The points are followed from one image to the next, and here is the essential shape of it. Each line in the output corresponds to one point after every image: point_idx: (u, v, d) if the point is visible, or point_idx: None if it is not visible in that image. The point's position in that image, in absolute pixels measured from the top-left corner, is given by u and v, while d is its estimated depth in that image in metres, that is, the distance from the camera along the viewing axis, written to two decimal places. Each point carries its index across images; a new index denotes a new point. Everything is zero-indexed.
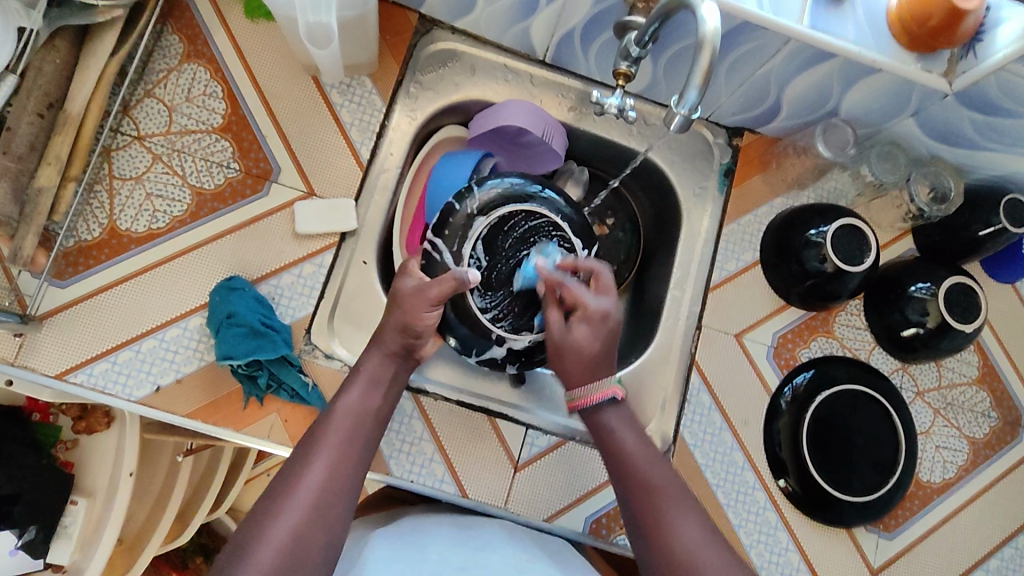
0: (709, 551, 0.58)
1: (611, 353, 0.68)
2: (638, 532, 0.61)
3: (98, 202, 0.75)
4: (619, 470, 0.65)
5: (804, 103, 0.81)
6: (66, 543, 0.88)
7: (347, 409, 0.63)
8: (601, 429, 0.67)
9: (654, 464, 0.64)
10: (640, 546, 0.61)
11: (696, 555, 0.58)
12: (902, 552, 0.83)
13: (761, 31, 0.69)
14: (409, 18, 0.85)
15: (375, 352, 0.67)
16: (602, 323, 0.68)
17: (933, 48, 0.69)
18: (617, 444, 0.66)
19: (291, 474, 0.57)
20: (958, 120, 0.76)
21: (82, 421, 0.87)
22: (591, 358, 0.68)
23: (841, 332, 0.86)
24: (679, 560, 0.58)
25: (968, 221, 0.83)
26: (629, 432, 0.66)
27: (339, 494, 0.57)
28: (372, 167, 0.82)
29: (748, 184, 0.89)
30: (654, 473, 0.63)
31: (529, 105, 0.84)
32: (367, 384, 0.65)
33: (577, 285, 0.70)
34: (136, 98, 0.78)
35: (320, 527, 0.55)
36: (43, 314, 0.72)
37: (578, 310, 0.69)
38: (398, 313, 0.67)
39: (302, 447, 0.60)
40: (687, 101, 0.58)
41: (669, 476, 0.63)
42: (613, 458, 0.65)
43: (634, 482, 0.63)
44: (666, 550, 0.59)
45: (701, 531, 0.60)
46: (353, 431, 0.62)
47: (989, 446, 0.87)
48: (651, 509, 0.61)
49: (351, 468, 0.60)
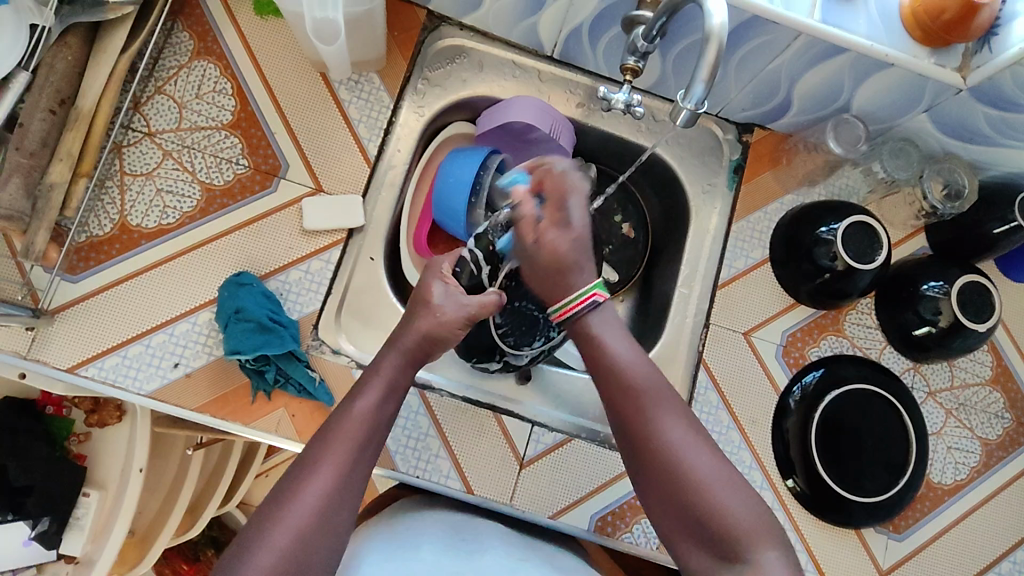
0: (701, 452, 0.56)
1: (586, 257, 0.65)
2: (626, 439, 0.59)
3: (109, 198, 0.76)
4: (603, 378, 0.61)
5: (816, 99, 0.80)
6: (78, 535, 0.88)
7: (360, 414, 0.57)
8: (585, 336, 0.64)
9: (641, 370, 0.60)
10: (629, 453, 0.59)
11: (687, 457, 0.56)
12: (912, 554, 0.82)
13: (771, 25, 0.69)
14: (417, 15, 0.85)
15: (393, 354, 0.62)
16: (579, 225, 0.66)
17: (947, 42, 0.68)
18: (599, 350, 0.62)
19: (295, 481, 0.53)
20: (973, 116, 0.75)
21: (96, 414, 0.88)
22: (565, 264, 0.65)
23: (851, 330, 0.85)
24: (670, 464, 0.56)
25: (982, 219, 0.81)
26: (613, 336, 0.63)
27: (342, 506, 0.54)
28: (380, 163, 0.83)
29: (759, 180, 0.88)
30: (637, 373, 0.60)
31: (537, 101, 0.84)
32: (384, 390, 0.60)
33: (552, 180, 0.68)
34: (147, 94, 0.79)
35: (322, 538, 0.52)
36: (56, 308, 0.73)
37: (552, 206, 0.67)
38: (427, 318, 0.63)
39: (310, 450, 0.56)
40: (694, 96, 0.58)
41: (657, 380, 0.60)
42: (598, 366, 0.62)
43: (618, 387, 0.60)
44: (656, 456, 0.57)
45: (691, 432, 0.57)
46: (365, 438, 0.56)
47: (1002, 448, 0.86)
48: (637, 415, 0.58)
49: (358, 476, 0.55)
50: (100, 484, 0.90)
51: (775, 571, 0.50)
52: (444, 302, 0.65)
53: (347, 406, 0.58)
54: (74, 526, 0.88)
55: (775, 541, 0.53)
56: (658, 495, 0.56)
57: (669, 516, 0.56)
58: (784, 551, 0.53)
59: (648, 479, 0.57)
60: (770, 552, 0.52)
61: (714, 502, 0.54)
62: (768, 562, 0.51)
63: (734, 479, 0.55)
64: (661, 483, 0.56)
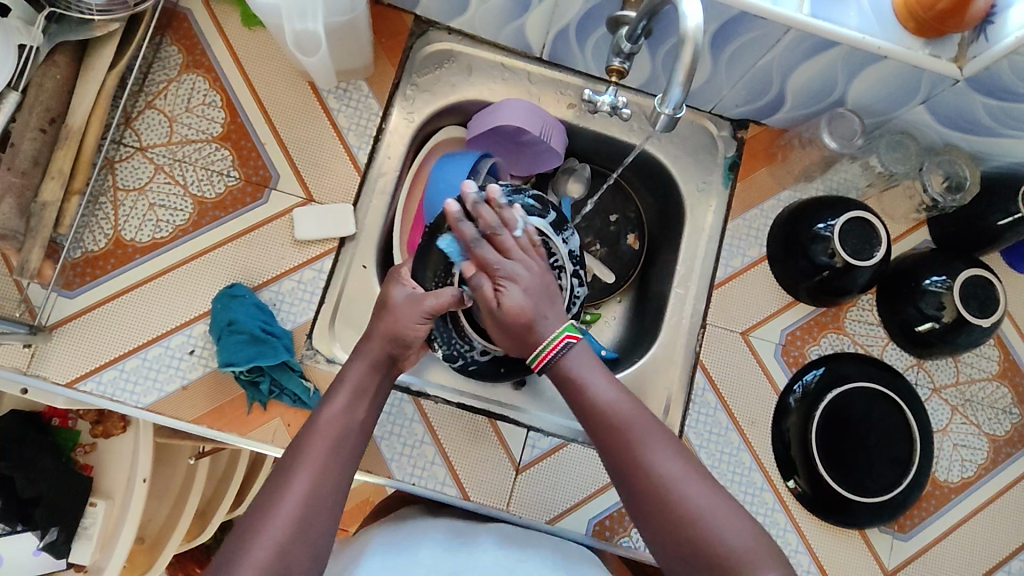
0: (692, 481, 0.55)
1: (546, 306, 0.62)
2: (616, 476, 0.57)
3: (103, 213, 0.77)
4: (591, 420, 0.59)
5: (810, 92, 0.78)
6: (88, 543, 0.90)
7: (331, 421, 0.58)
8: (562, 375, 0.61)
9: (624, 406, 0.58)
10: (621, 489, 0.57)
11: (678, 489, 0.54)
12: (918, 554, 0.80)
13: (760, 21, 0.67)
14: (405, 21, 0.85)
15: (359, 361, 0.62)
16: (529, 277, 0.62)
17: (941, 32, 0.66)
18: (582, 390, 0.60)
19: (271, 493, 0.54)
20: (971, 106, 0.73)
21: (100, 426, 0.90)
22: (526, 318, 0.60)
23: (852, 328, 0.84)
24: (661, 500, 0.54)
25: (985, 210, 0.79)
26: (591, 372, 0.60)
27: (321, 513, 0.54)
28: (370, 171, 0.82)
29: (754, 177, 0.86)
30: (621, 407, 0.58)
31: (528, 103, 0.83)
32: (352, 394, 0.60)
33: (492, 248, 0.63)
34: (137, 109, 0.79)
35: (302, 546, 0.52)
36: (53, 324, 0.74)
37: (500, 269, 0.62)
38: (389, 322, 0.63)
39: (284, 461, 0.56)
40: (671, 100, 0.58)
41: (641, 413, 0.58)
42: (579, 402, 0.60)
43: (606, 429, 0.58)
44: (648, 492, 0.55)
45: (680, 462, 0.56)
46: (339, 442, 0.57)
47: (1010, 444, 0.84)
48: (623, 451, 0.56)
49: (336, 484, 0.55)
50: (107, 494, 0.92)
51: None
52: (404, 303, 0.64)
53: (317, 416, 0.59)
54: (82, 535, 0.90)
55: (775, 563, 0.52)
56: (653, 531, 0.55)
57: (666, 551, 0.55)
58: (783, 570, 0.52)
59: (641, 516, 0.56)
60: (772, 574, 0.51)
61: (710, 532, 0.53)
62: None
63: (726, 503, 0.54)
64: (655, 519, 0.55)
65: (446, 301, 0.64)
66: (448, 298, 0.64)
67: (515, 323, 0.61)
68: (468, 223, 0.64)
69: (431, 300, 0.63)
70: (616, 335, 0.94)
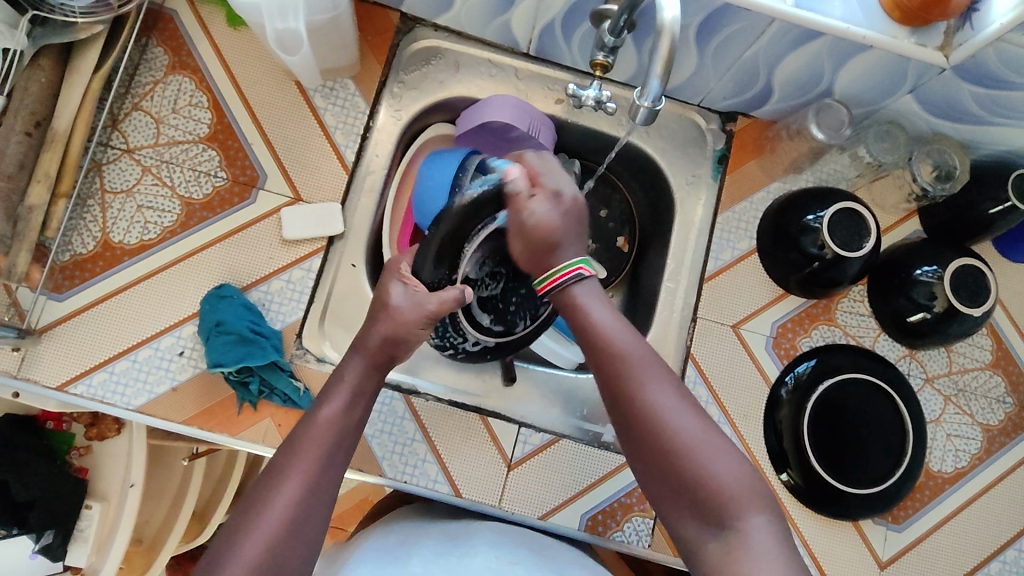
0: (687, 414, 0.55)
1: (574, 234, 0.65)
2: (613, 407, 0.58)
3: (91, 216, 0.77)
4: (591, 348, 0.60)
5: (797, 83, 0.78)
6: (82, 547, 0.91)
7: (326, 421, 0.58)
8: (570, 304, 0.63)
9: (624, 336, 0.59)
10: (617, 421, 0.58)
11: (672, 422, 0.55)
12: (912, 545, 0.80)
13: (744, 13, 0.67)
14: (391, 18, 0.85)
15: (357, 360, 0.63)
16: (567, 200, 0.66)
17: (927, 20, 0.66)
18: (585, 319, 0.61)
19: (263, 495, 0.53)
20: (959, 95, 0.72)
21: (94, 428, 0.90)
22: (550, 238, 0.65)
23: (843, 319, 0.84)
24: (655, 432, 0.55)
25: (976, 199, 0.79)
26: (596, 305, 0.62)
27: (314, 514, 0.53)
28: (358, 169, 0.82)
29: (743, 169, 0.86)
30: (617, 336, 0.59)
31: (515, 99, 0.84)
32: (351, 396, 0.60)
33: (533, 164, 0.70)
34: (124, 111, 0.79)
35: (294, 546, 0.52)
36: (43, 328, 0.74)
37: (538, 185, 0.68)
38: (389, 322, 0.64)
39: (276, 462, 0.56)
40: (650, 92, 0.58)
41: (640, 345, 0.59)
42: (582, 333, 0.61)
43: (604, 357, 0.59)
44: (643, 422, 0.56)
45: (676, 396, 0.56)
46: (335, 443, 0.57)
47: (1004, 433, 0.84)
48: (618, 379, 0.57)
49: (329, 485, 0.55)
50: (102, 497, 0.92)
51: (763, 538, 0.50)
52: (405, 305, 0.65)
53: (312, 416, 0.59)
54: (78, 538, 0.91)
55: (764, 506, 0.52)
56: (644, 460, 0.56)
57: (657, 484, 0.56)
58: (773, 515, 0.52)
59: (635, 447, 0.57)
60: (759, 517, 0.51)
61: (700, 465, 0.53)
62: (756, 528, 0.51)
63: (717, 441, 0.55)
64: (648, 450, 0.56)
65: (449, 299, 0.66)
66: (449, 298, 0.66)
67: (530, 239, 0.66)
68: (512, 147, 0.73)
69: (432, 303, 0.65)
70: None
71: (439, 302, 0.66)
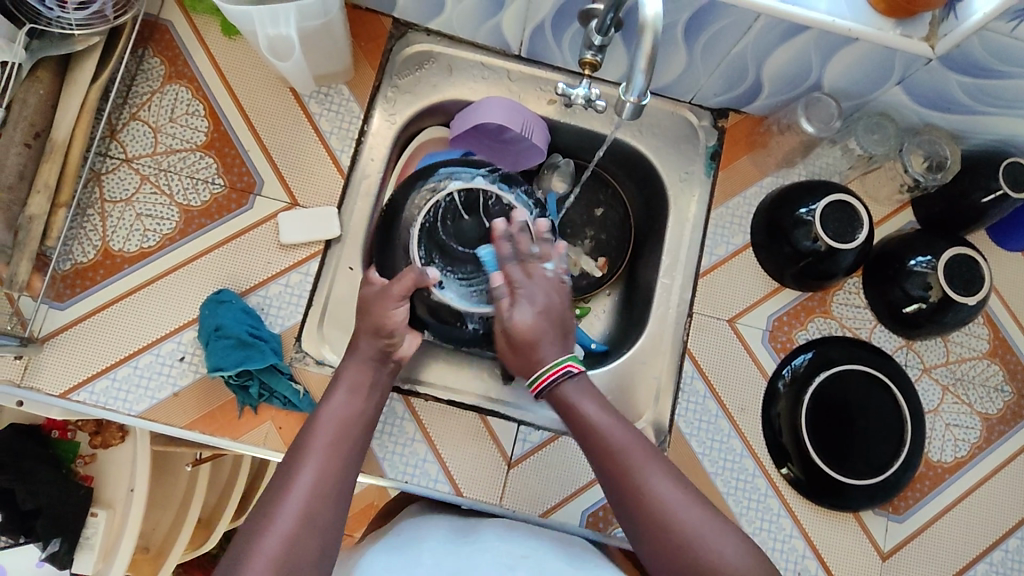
0: (692, 507, 0.57)
1: (552, 332, 0.65)
2: (620, 506, 0.59)
3: (92, 225, 0.78)
4: (591, 447, 0.61)
5: (786, 78, 0.79)
6: (89, 553, 0.92)
7: (331, 418, 0.62)
8: (562, 403, 0.63)
9: (623, 433, 0.60)
10: (625, 519, 0.59)
11: (682, 515, 0.56)
12: (913, 536, 0.80)
13: (731, 9, 0.68)
14: (383, 24, 0.86)
15: (353, 360, 0.67)
16: (545, 301, 0.67)
17: (911, 12, 0.66)
18: (584, 421, 0.62)
19: (276, 492, 0.56)
20: (947, 85, 0.73)
21: (99, 436, 0.90)
22: (532, 337, 0.65)
23: (838, 311, 0.84)
24: (668, 528, 0.56)
25: (968, 188, 0.80)
26: (589, 401, 0.63)
27: (328, 504, 0.56)
28: (353, 173, 0.83)
29: (735, 165, 0.87)
30: (617, 435, 0.60)
31: (508, 101, 0.84)
32: (349, 391, 0.65)
33: (523, 240, 0.71)
34: (122, 122, 0.80)
35: (312, 537, 0.54)
36: (45, 336, 0.75)
37: (520, 285, 0.68)
38: (369, 318, 0.68)
39: (287, 461, 0.59)
40: (635, 88, 0.59)
41: (640, 440, 0.60)
42: (579, 432, 0.62)
43: (607, 456, 0.60)
44: (652, 520, 0.56)
45: (682, 489, 0.58)
46: (338, 438, 0.61)
47: (1003, 422, 0.84)
48: (623, 479, 0.58)
49: (342, 479, 0.58)
50: (107, 503, 0.93)
51: None
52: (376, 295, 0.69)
53: (314, 418, 0.63)
54: (84, 546, 0.92)
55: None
56: (656, 556, 0.56)
57: None
58: None
59: (648, 544, 0.57)
60: None
61: (712, 557, 0.55)
62: None
63: (726, 529, 0.56)
64: (660, 545, 0.56)
65: (410, 281, 0.69)
66: (410, 279, 0.69)
67: (514, 339, 0.66)
68: (506, 240, 0.71)
69: (395, 285, 0.68)
70: (605, 329, 0.94)
71: (401, 285, 0.68)
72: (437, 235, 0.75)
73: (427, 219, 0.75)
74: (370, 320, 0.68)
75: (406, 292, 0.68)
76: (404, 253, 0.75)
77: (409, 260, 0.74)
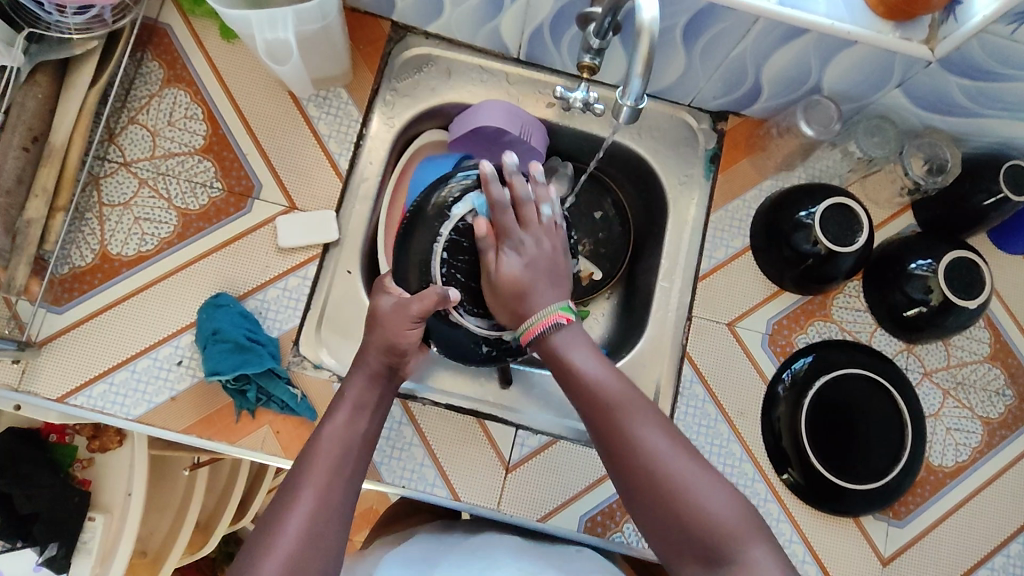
0: (679, 459, 0.56)
1: (541, 281, 0.63)
2: (608, 455, 0.58)
3: (89, 229, 0.78)
4: (581, 397, 0.59)
5: (785, 81, 0.78)
6: (87, 557, 0.90)
7: (333, 436, 0.61)
8: (552, 353, 0.61)
9: (614, 383, 0.59)
10: (613, 471, 0.58)
11: (669, 466, 0.55)
12: (913, 541, 0.79)
13: (728, 12, 0.68)
14: (382, 27, 0.86)
15: (359, 373, 0.67)
16: (536, 251, 0.65)
17: (911, 15, 0.66)
18: (575, 373, 0.60)
19: (277, 513, 0.56)
20: (947, 88, 0.72)
21: (97, 440, 0.91)
22: (521, 288, 0.63)
23: (839, 315, 0.84)
24: (654, 477, 0.55)
25: (969, 193, 0.79)
26: (579, 350, 0.61)
27: (330, 523, 0.56)
28: (351, 177, 0.83)
29: (735, 168, 0.86)
30: (607, 385, 0.59)
31: (506, 104, 0.84)
32: (354, 409, 0.64)
33: (520, 181, 0.66)
34: (120, 125, 0.80)
35: (315, 557, 0.54)
36: (43, 340, 0.75)
37: (513, 233, 0.65)
38: (381, 334, 0.67)
39: (289, 479, 0.58)
40: (632, 91, 0.59)
41: (630, 391, 0.59)
42: (569, 384, 0.60)
43: (597, 406, 0.58)
44: (638, 469, 0.56)
45: (670, 440, 0.57)
46: (341, 456, 0.60)
47: (1005, 426, 0.83)
48: (612, 430, 0.57)
49: (344, 498, 0.58)
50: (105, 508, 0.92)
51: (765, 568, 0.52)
52: (392, 310, 0.67)
53: (317, 434, 0.62)
54: (82, 550, 0.90)
55: (760, 535, 0.54)
56: (639, 505, 0.56)
57: (654, 526, 0.56)
58: (770, 545, 0.54)
59: (631, 491, 0.56)
60: (757, 549, 0.53)
61: (697, 506, 0.54)
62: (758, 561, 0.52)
63: (713, 481, 0.55)
64: (644, 498, 0.56)
65: (431, 302, 0.65)
66: (432, 298, 0.65)
67: (505, 294, 0.64)
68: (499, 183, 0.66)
69: (416, 305, 0.65)
70: (605, 332, 0.94)
71: (421, 305, 0.65)
72: (460, 249, 0.68)
73: (448, 230, 0.67)
74: (384, 336, 0.66)
75: (424, 311, 0.65)
76: (422, 270, 0.68)
77: (428, 279, 0.68)
